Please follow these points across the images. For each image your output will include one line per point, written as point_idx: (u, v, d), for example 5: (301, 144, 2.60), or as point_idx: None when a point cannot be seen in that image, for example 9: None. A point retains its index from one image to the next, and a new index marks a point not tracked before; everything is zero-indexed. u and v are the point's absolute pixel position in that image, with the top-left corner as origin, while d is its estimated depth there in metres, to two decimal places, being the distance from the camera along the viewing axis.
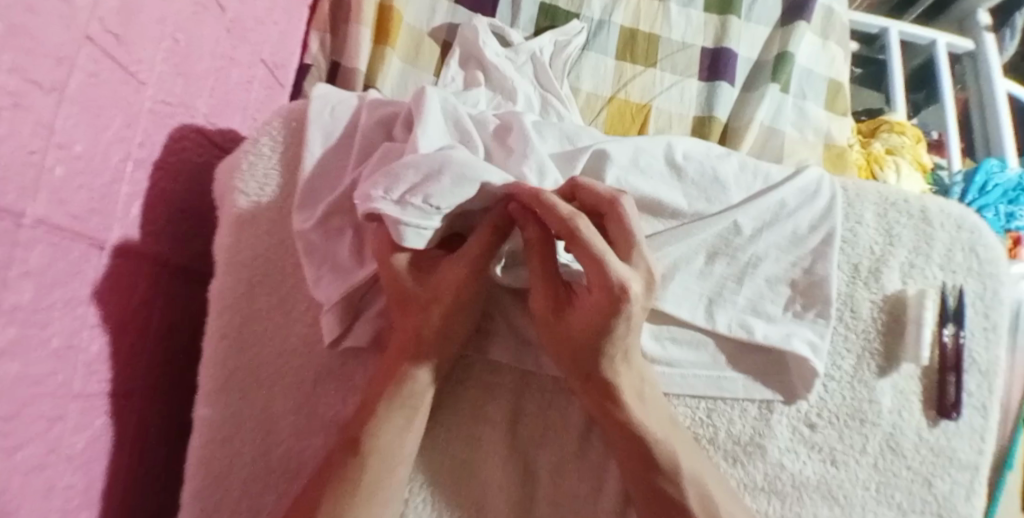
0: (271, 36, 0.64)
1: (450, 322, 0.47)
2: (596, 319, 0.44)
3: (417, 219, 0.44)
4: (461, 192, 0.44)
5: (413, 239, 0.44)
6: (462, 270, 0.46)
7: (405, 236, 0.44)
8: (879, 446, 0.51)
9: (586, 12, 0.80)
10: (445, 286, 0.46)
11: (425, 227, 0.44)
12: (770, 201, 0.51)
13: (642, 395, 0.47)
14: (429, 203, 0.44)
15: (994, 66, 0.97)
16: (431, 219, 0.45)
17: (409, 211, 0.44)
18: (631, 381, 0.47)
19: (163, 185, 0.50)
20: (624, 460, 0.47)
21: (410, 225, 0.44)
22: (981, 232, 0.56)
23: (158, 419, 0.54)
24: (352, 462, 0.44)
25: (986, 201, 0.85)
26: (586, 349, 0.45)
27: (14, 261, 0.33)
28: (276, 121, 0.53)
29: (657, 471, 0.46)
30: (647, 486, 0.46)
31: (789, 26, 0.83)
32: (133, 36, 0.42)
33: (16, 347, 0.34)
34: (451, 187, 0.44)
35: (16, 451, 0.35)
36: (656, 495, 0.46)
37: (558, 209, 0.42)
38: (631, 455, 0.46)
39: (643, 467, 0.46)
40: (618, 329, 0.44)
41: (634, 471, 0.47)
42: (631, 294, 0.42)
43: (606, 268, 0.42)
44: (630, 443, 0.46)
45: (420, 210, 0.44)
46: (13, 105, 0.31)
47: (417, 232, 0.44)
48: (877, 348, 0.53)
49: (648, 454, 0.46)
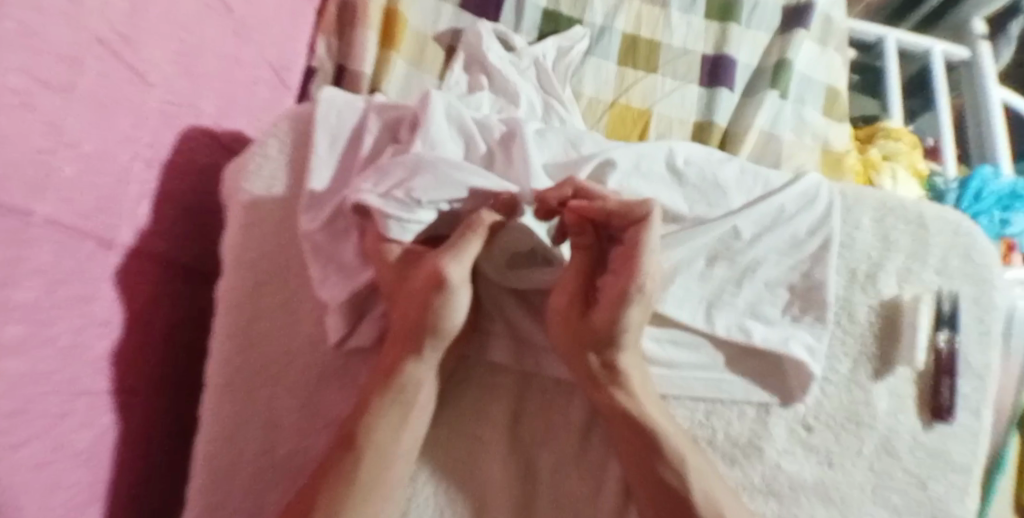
0: (277, 38, 0.64)
1: (434, 313, 0.45)
2: (614, 304, 0.45)
3: (399, 212, 0.47)
4: (443, 188, 0.47)
5: (397, 231, 0.47)
6: (445, 260, 0.45)
7: (389, 228, 0.47)
8: (875, 448, 0.52)
9: (589, 18, 0.81)
10: (423, 276, 0.45)
11: (408, 220, 0.47)
12: (770, 207, 0.52)
13: (639, 394, 0.48)
14: (412, 196, 0.47)
15: (990, 76, 0.98)
16: (413, 212, 0.47)
17: (391, 203, 0.47)
18: (632, 373, 0.48)
19: (171, 184, 0.51)
20: (626, 456, 0.48)
21: (392, 217, 0.47)
22: (975, 239, 0.57)
23: (163, 417, 0.54)
24: (351, 458, 0.43)
25: (981, 207, 0.86)
26: (601, 339, 0.46)
27: (21, 259, 0.33)
28: (284, 122, 0.54)
29: (654, 467, 0.46)
30: (652, 482, 0.46)
31: (787, 33, 0.85)
32: (140, 37, 0.42)
33: (21, 344, 0.34)
34: (434, 184, 0.47)
35: (22, 447, 0.36)
36: (658, 489, 0.46)
37: (628, 207, 0.44)
38: (635, 447, 0.47)
39: (649, 464, 0.46)
40: (630, 311, 0.45)
41: (636, 466, 0.47)
42: (648, 289, 0.44)
43: (644, 263, 0.44)
44: (631, 438, 0.47)
45: (403, 203, 0.47)
46: (21, 104, 0.31)
47: (400, 224, 0.47)
48: (874, 352, 0.53)
49: (651, 450, 0.46)
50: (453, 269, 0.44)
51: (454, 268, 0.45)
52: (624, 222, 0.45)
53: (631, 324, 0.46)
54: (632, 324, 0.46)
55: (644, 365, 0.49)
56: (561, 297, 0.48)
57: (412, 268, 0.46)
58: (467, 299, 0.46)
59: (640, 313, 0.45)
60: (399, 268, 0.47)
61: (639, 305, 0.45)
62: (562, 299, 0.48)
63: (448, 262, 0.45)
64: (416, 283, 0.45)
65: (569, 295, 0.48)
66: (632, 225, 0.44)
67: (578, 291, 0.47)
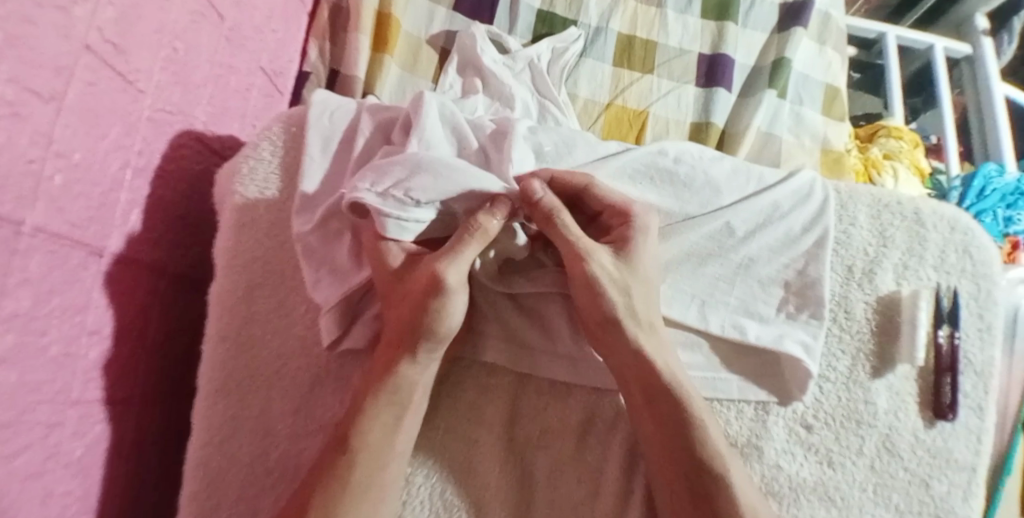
0: (269, 44, 0.65)
1: (429, 316, 0.45)
2: (624, 245, 0.48)
3: (397, 211, 0.46)
4: (443, 190, 0.47)
5: (394, 230, 0.47)
6: (442, 264, 0.45)
7: (387, 227, 0.46)
8: (876, 447, 0.51)
9: (584, 19, 0.81)
10: (421, 280, 0.45)
11: (405, 219, 0.47)
12: (764, 203, 0.53)
13: (680, 380, 0.47)
14: (410, 197, 0.46)
15: (992, 72, 0.97)
16: (411, 211, 0.47)
17: (390, 202, 0.46)
18: (661, 356, 0.48)
19: (162, 191, 0.51)
20: (655, 457, 0.47)
21: (390, 216, 0.46)
22: (975, 234, 0.56)
23: (156, 423, 0.55)
24: (344, 461, 0.43)
25: (984, 205, 0.85)
26: (617, 296, 0.47)
27: (13, 269, 0.33)
28: (276, 126, 0.55)
29: (700, 474, 0.45)
30: (686, 483, 0.45)
31: (786, 32, 0.84)
32: (132, 45, 0.43)
33: (15, 354, 0.35)
34: (433, 184, 0.46)
35: (17, 456, 0.36)
36: (692, 483, 0.45)
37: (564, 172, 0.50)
38: (664, 453, 0.46)
39: (681, 460, 0.46)
40: (640, 246, 0.49)
41: (674, 464, 0.46)
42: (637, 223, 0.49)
43: (627, 206, 0.49)
44: (662, 435, 0.46)
45: (401, 202, 0.46)
46: (13, 114, 0.32)
47: (398, 223, 0.47)
48: (871, 349, 0.53)
49: (689, 456, 0.45)
50: (450, 272, 0.45)
51: (449, 271, 0.45)
52: (572, 187, 0.50)
53: (641, 262, 0.48)
54: (644, 265, 0.49)
55: (674, 354, 0.49)
56: (578, 262, 0.47)
57: (407, 270, 0.47)
58: (463, 301, 0.46)
59: (646, 245, 0.49)
60: (393, 268, 0.47)
61: (647, 237, 0.49)
62: (580, 265, 0.47)
63: (445, 266, 0.45)
64: (412, 285, 0.45)
65: (586, 256, 0.47)
66: (585, 187, 0.50)
67: (592, 250, 0.47)
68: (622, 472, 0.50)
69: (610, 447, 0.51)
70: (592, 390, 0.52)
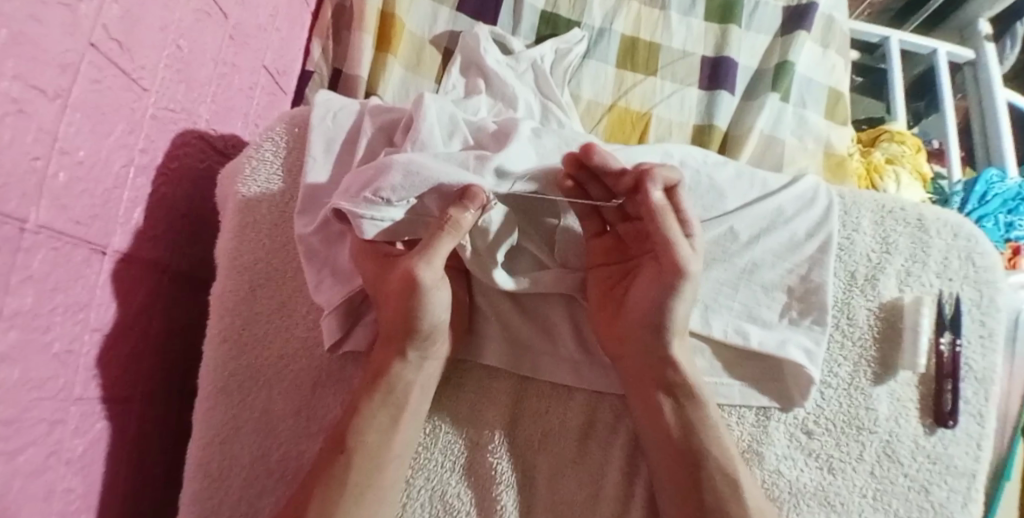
0: (272, 43, 0.65)
1: (418, 316, 0.45)
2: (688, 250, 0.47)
3: (371, 211, 0.44)
4: (414, 187, 0.44)
5: (371, 231, 0.45)
6: (416, 262, 0.44)
7: (363, 228, 0.45)
8: (876, 453, 0.51)
9: (588, 20, 0.80)
10: (397, 278, 0.45)
11: (381, 219, 0.45)
12: (767, 209, 0.53)
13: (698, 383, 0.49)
14: (380, 196, 0.44)
15: (995, 77, 0.97)
16: (385, 211, 0.45)
17: (362, 203, 0.44)
18: (690, 365, 0.49)
19: (165, 190, 0.51)
20: (662, 458, 0.48)
21: (364, 217, 0.44)
22: (978, 240, 0.56)
23: (157, 422, 0.54)
24: (341, 462, 0.43)
25: (985, 211, 0.85)
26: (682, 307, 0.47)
27: (16, 268, 0.33)
28: (280, 126, 0.54)
29: (705, 484, 0.46)
30: (694, 486, 0.46)
31: (789, 35, 0.84)
32: (136, 43, 0.42)
33: (17, 352, 0.34)
34: (404, 182, 0.44)
35: (18, 453, 0.36)
36: (700, 485, 0.46)
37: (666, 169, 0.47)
38: (666, 455, 0.47)
39: (681, 462, 0.47)
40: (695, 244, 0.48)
41: (677, 465, 0.47)
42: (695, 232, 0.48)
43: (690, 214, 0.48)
44: (671, 435, 0.47)
45: (372, 202, 0.44)
46: (17, 111, 0.31)
47: (373, 223, 0.45)
48: (873, 356, 0.53)
49: (693, 464, 0.46)
50: (424, 271, 0.44)
51: (424, 270, 0.44)
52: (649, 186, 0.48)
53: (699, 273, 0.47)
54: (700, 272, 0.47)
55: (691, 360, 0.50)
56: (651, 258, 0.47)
57: (384, 269, 0.46)
58: (444, 297, 0.47)
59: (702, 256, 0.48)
60: (375, 265, 0.47)
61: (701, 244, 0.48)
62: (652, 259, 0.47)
63: (417, 264, 0.44)
64: (392, 285, 0.45)
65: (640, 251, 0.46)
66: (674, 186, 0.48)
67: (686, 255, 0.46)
68: (623, 475, 0.50)
69: (611, 451, 0.51)
70: (593, 393, 0.52)
